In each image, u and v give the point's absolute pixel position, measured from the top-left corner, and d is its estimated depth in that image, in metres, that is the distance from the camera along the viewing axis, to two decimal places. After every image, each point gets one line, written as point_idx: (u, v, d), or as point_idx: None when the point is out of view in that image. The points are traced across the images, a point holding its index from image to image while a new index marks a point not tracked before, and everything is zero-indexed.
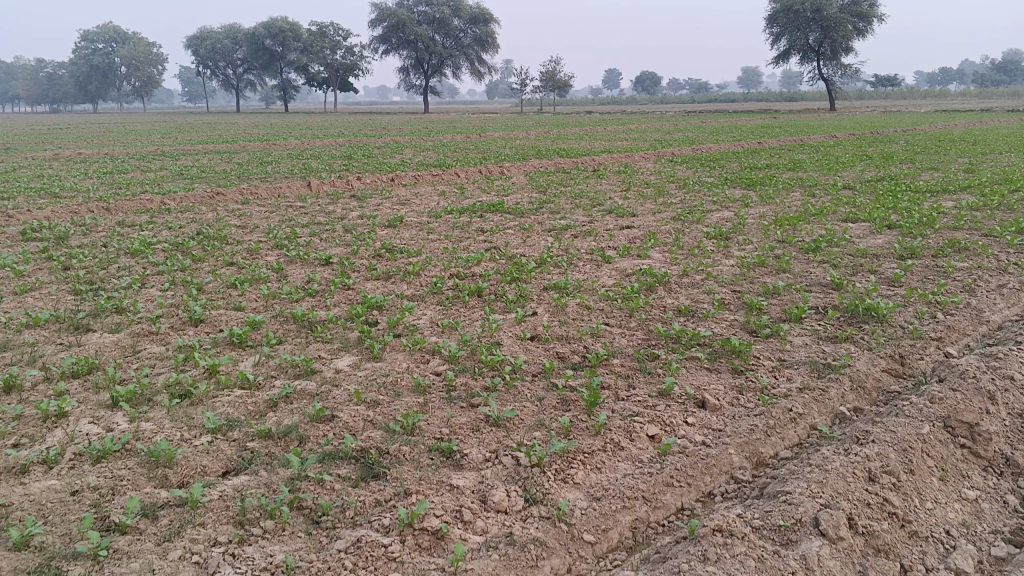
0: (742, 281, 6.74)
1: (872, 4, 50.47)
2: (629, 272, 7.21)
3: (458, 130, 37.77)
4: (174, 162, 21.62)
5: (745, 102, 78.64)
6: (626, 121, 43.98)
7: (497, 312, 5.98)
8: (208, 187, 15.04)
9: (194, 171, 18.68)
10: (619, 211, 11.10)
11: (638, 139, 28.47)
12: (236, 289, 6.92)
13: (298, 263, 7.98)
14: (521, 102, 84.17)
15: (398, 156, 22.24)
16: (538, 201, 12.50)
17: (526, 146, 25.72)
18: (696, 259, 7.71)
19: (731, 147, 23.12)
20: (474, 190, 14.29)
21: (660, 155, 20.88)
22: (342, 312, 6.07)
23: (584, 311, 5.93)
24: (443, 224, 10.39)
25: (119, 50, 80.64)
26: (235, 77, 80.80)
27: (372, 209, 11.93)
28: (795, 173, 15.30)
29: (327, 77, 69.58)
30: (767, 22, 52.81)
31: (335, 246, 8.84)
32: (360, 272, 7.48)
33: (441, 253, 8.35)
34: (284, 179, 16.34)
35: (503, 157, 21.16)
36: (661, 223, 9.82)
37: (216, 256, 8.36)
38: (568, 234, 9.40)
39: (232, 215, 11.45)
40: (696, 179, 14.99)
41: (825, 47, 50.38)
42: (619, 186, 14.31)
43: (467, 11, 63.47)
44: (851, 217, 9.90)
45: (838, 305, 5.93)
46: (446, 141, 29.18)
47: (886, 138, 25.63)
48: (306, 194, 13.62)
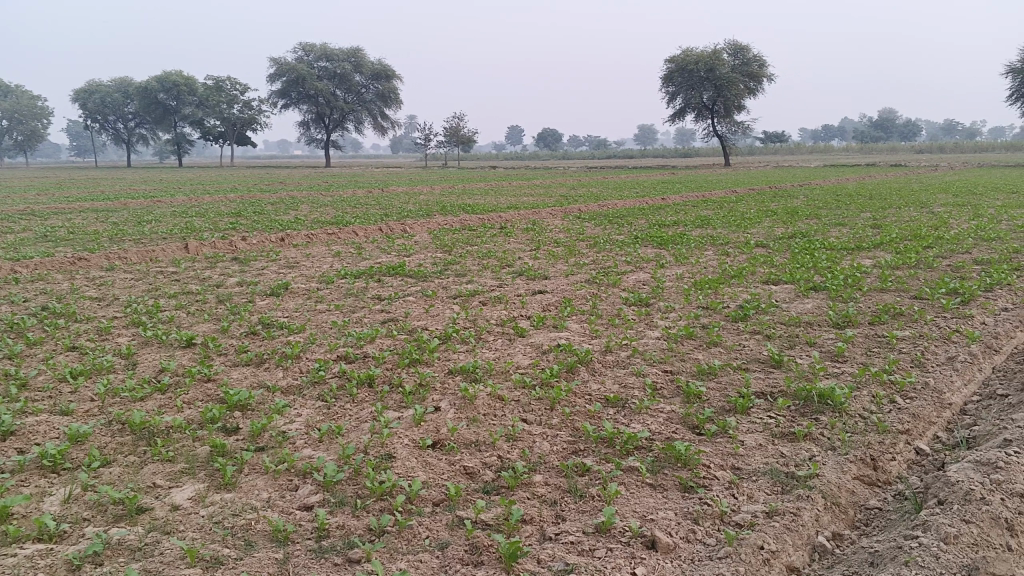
0: (674, 359, 5.93)
1: (761, 64, 52.37)
2: (546, 348, 6.31)
3: (361, 185, 36.75)
4: (42, 222, 19.72)
5: (644, 157, 80.64)
6: (530, 176, 43.92)
7: (390, 408, 4.95)
8: (73, 251, 13.49)
9: (60, 232, 16.96)
10: (529, 273, 10.27)
11: (544, 194, 28.12)
12: (67, 385, 5.66)
13: (155, 346, 6.76)
14: (426, 157, 83.77)
15: (292, 213, 20.95)
16: (441, 263, 11.57)
17: (430, 201, 24.82)
18: (620, 331, 6.88)
19: (638, 203, 22.85)
20: (373, 249, 13.25)
21: (567, 212, 20.31)
22: (197, 417, 4.93)
23: (496, 403, 4.98)
24: (335, 292, 9.31)
25: (0, 103, 76.29)
26: (127, 132, 77.51)
27: (256, 275, 10.74)
28: (706, 230, 14.89)
29: (225, 132, 67.53)
30: (664, 80, 54.17)
31: (204, 323, 7.64)
32: (228, 359, 6.31)
33: (329, 328, 7.27)
34: (162, 240, 14.89)
35: (404, 214, 20.18)
36: (575, 288, 9.02)
37: (55, 338, 7.05)
38: (475, 301, 8.47)
39: (91, 285, 10.05)
40: (607, 237, 14.39)
41: (719, 105, 52.02)
42: (527, 244, 13.56)
43: (368, 67, 62.89)
44: (773, 278, 9.34)
45: (787, 389, 5.16)
46: (346, 196, 28.06)
47: (786, 192, 26.00)
48: (182, 259, 12.27)
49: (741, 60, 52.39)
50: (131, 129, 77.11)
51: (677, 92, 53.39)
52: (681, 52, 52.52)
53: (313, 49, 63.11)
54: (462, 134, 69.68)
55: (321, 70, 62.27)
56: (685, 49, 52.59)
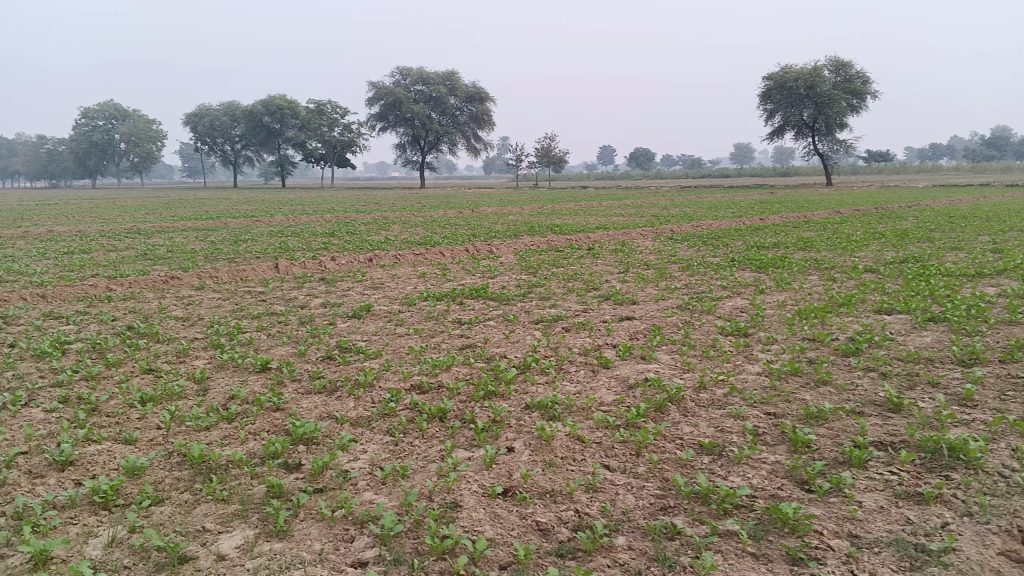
0: (776, 400, 5.35)
1: (865, 80, 50.26)
2: (634, 382, 5.82)
3: (452, 205, 36.92)
4: (145, 240, 20.40)
5: (740, 177, 78.77)
6: (621, 196, 43.29)
7: (460, 448, 4.57)
8: (168, 269, 13.75)
9: (160, 250, 17.43)
10: (617, 298, 9.78)
11: (636, 215, 27.54)
12: (135, 411, 5.50)
13: (229, 370, 6.59)
14: (518, 177, 84.17)
15: (382, 233, 21.05)
16: (527, 285, 11.20)
17: (519, 222, 24.60)
18: (716, 364, 6.32)
19: (734, 224, 22.02)
20: (458, 270, 13.02)
21: (659, 232, 19.70)
22: (258, 451, 4.66)
23: (575, 445, 4.53)
24: (415, 314, 9.05)
25: (120, 128, 80.53)
26: (233, 154, 80.64)
27: (339, 296, 10.60)
28: (808, 253, 14.06)
29: (325, 154, 69.43)
30: (762, 99, 52.74)
31: (281, 346, 7.47)
32: (299, 385, 6.08)
33: (405, 354, 6.97)
34: (253, 260, 15.06)
35: (493, 234, 20.00)
36: (667, 314, 8.48)
37: (133, 360, 6.98)
38: (559, 327, 8.04)
39: (178, 304, 10.11)
40: (701, 259, 13.76)
41: (819, 123, 50.24)
42: (617, 266, 13.09)
43: (463, 90, 63.59)
44: (885, 307, 8.58)
45: (909, 439, 4.53)
46: (436, 216, 28.15)
47: (894, 212, 24.62)
48: (270, 279, 12.31)
49: (844, 76, 50.46)
50: (237, 151, 80.21)
51: (775, 110, 51.84)
52: (780, 70, 51.01)
53: (410, 73, 64.28)
54: (554, 154, 69.60)
55: (418, 93, 63.27)
56: (784, 66, 51.05)
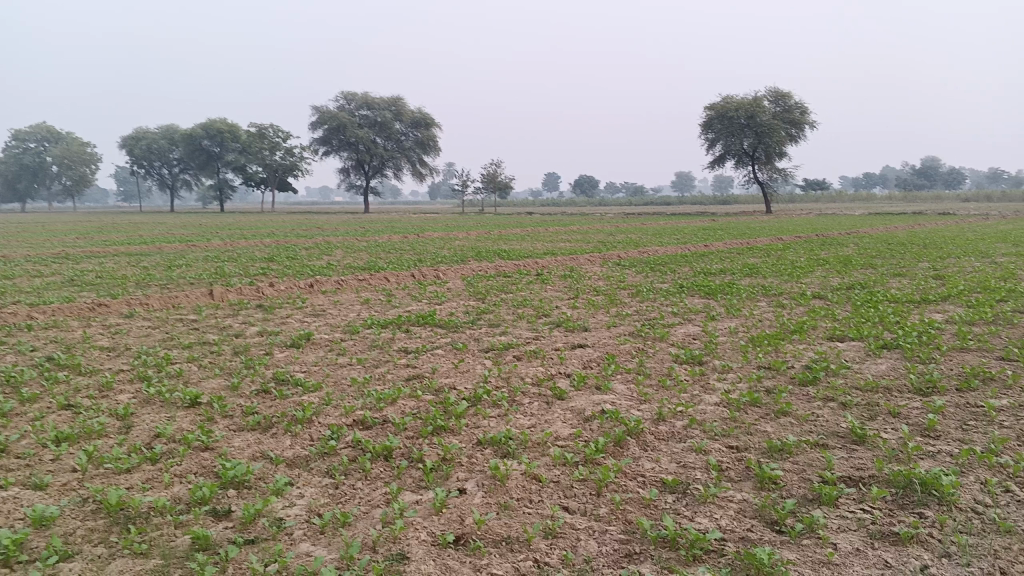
0: (738, 433, 5.14)
1: (802, 111, 51.56)
2: (590, 415, 5.55)
3: (397, 230, 36.49)
4: (74, 266, 19.51)
5: (682, 205, 79.98)
6: (566, 222, 43.40)
7: (407, 490, 4.23)
8: (96, 296, 13.05)
9: (88, 276, 16.63)
10: (568, 325, 9.54)
11: (582, 241, 27.51)
12: (48, 452, 5.01)
13: (156, 406, 6.12)
14: (462, 204, 84.03)
15: (325, 259, 20.53)
16: (474, 312, 10.89)
17: (465, 247, 24.29)
18: (673, 394, 6.10)
19: (680, 250, 22.09)
20: (404, 297, 12.65)
21: (606, 258, 19.61)
22: (184, 496, 4.24)
23: (531, 484, 4.23)
24: (359, 343, 8.67)
25: (52, 150, 78.01)
26: (171, 177, 78.78)
27: (278, 323, 10.14)
28: (756, 280, 14.07)
29: (267, 178, 68.29)
30: (704, 128, 53.67)
31: (214, 378, 7.01)
32: (233, 421, 5.65)
33: (347, 386, 6.59)
34: (188, 286, 14.45)
35: (439, 259, 19.66)
36: (620, 342, 8.27)
37: (50, 395, 6.44)
38: (509, 356, 7.75)
39: (105, 333, 9.53)
40: (650, 286, 13.65)
41: (759, 152, 51.29)
42: (566, 293, 12.88)
43: (408, 115, 63.37)
44: (837, 334, 8.51)
45: (878, 474, 4.35)
46: (381, 242, 27.69)
47: (834, 240, 25.03)
48: (205, 306, 11.75)
49: (782, 107, 51.69)
50: (176, 175, 78.40)
51: (716, 138, 52.79)
52: (721, 99, 52.03)
53: (354, 98, 63.83)
54: (499, 180, 69.65)
55: (362, 118, 62.78)
56: (724, 96, 52.12)
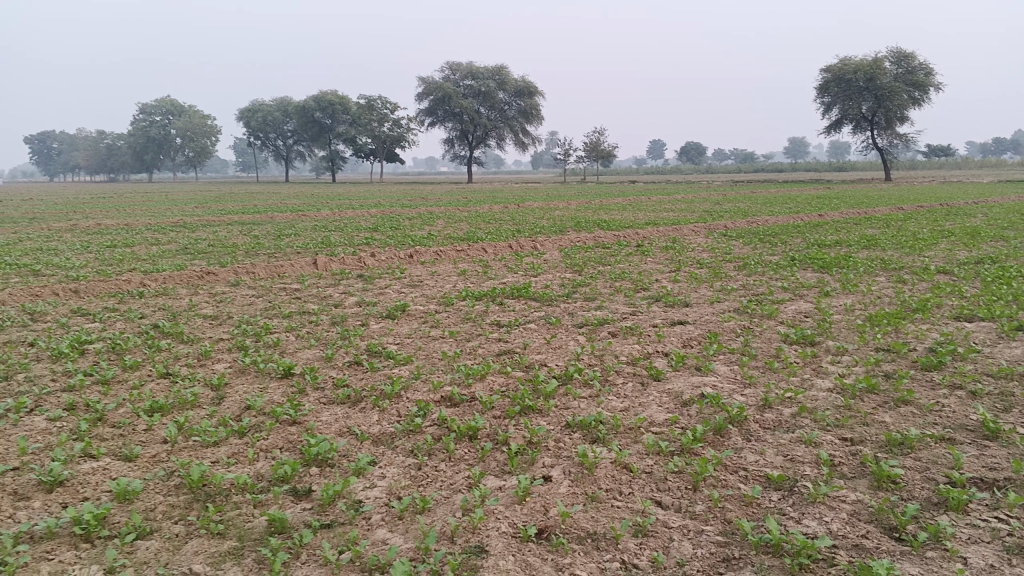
0: (852, 425, 4.71)
1: (928, 72, 48.38)
2: (688, 399, 5.22)
3: (500, 199, 36.45)
4: (190, 234, 20.28)
5: (794, 173, 76.96)
6: (671, 191, 42.28)
7: (490, 475, 4.03)
8: (206, 265, 13.44)
9: (201, 244, 17.24)
10: (668, 300, 9.15)
11: (687, 210, 26.74)
12: (142, 422, 5.07)
13: (249, 377, 6.15)
14: (566, 173, 83.52)
15: (426, 229, 20.64)
16: (571, 284, 10.61)
17: (567, 217, 23.97)
18: (780, 380, 5.68)
19: (792, 220, 21.10)
20: (501, 268, 12.49)
21: (711, 229, 18.91)
22: (266, 472, 4.19)
23: (622, 474, 3.96)
24: (452, 315, 8.54)
25: (175, 123, 81.61)
26: (284, 148, 81.27)
27: (375, 294, 10.15)
28: (874, 252, 13.22)
29: (373, 148, 69.51)
30: (818, 92, 51.18)
31: (307, 349, 7.01)
32: (321, 394, 5.60)
33: (437, 360, 6.46)
34: (293, 255, 14.73)
35: (538, 230, 19.43)
36: (723, 319, 7.83)
37: (152, 363, 6.58)
38: (605, 332, 7.45)
39: (210, 301, 9.76)
40: (758, 258, 13.02)
41: (878, 116, 48.54)
42: (668, 265, 12.43)
43: (512, 84, 63.08)
44: (966, 314, 7.80)
45: (1015, 476, 3.85)
46: (483, 211, 27.64)
47: (962, 210, 23.36)
48: (306, 275, 11.91)
49: (905, 68, 48.66)
50: (288, 146, 80.83)
51: (833, 102, 50.24)
52: (838, 61, 49.39)
53: (458, 67, 63.98)
54: (602, 148, 68.62)
55: (466, 88, 62.95)
56: (841, 58, 49.48)
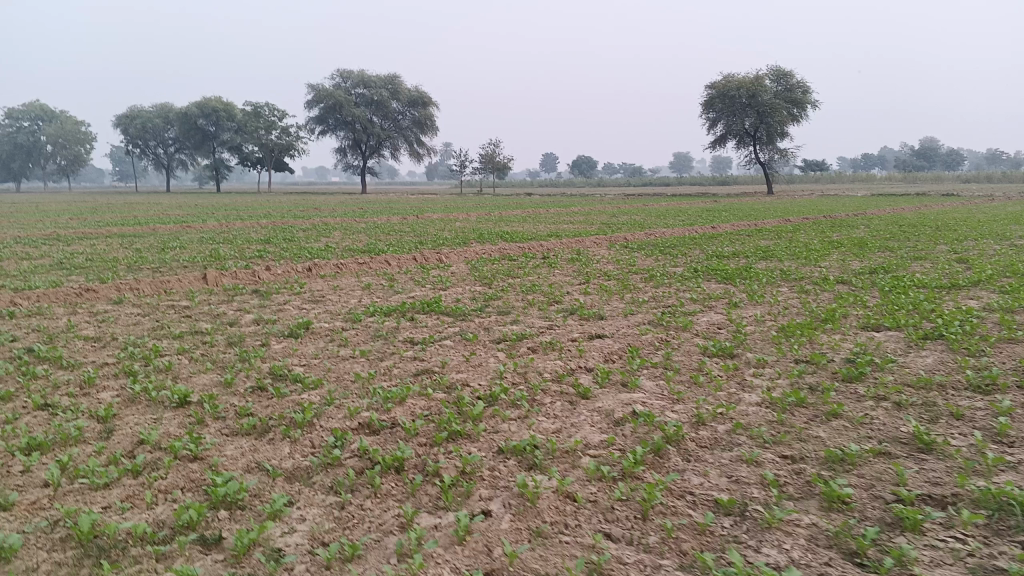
0: (790, 441, 4.60)
1: (805, 90, 50.74)
2: (621, 417, 5.02)
3: (397, 211, 35.85)
4: (64, 248, 18.89)
5: (683, 186, 79.36)
6: (567, 203, 42.68)
7: (424, 512, 3.69)
8: (85, 281, 12.45)
9: (77, 259, 16.04)
10: (582, 313, 8.98)
11: (586, 222, 26.97)
12: (17, 463, 4.46)
13: (140, 406, 5.57)
14: (461, 185, 83.37)
15: (322, 241, 19.93)
16: (481, 298, 10.31)
17: (467, 229, 23.69)
18: (709, 395, 5.56)
19: (688, 231, 21.53)
20: (406, 281, 12.08)
21: (613, 240, 19.04)
22: (168, 519, 3.71)
23: (566, 505, 3.69)
24: (361, 332, 8.09)
25: (46, 129, 76.87)
26: (167, 157, 77.78)
27: (275, 311, 9.57)
28: (773, 263, 13.50)
29: (262, 158, 67.41)
30: (705, 107, 52.90)
31: (205, 373, 6.45)
32: (225, 424, 5.10)
33: (351, 383, 6.04)
34: (181, 270, 13.85)
35: (440, 242, 19.07)
36: (642, 332, 7.71)
37: (26, 393, 5.88)
38: (524, 348, 7.19)
39: (91, 321, 8.96)
40: (663, 269, 13.08)
41: (761, 132, 50.59)
42: (576, 277, 12.33)
43: (406, 94, 62.49)
44: (873, 323, 7.95)
45: (961, 491, 3.79)
46: (380, 223, 27.03)
47: (845, 221, 24.42)
48: (198, 291, 11.16)
49: (784, 86, 50.87)
50: (171, 155, 77.41)
51: (718, 118, 52.02)
52: (723, 79, 51.21)
53: (351, 76, 62.94)
54: (498, 160, 68.84)
55: (359, 97, 61.91)
56: (726, 75, 51.34)
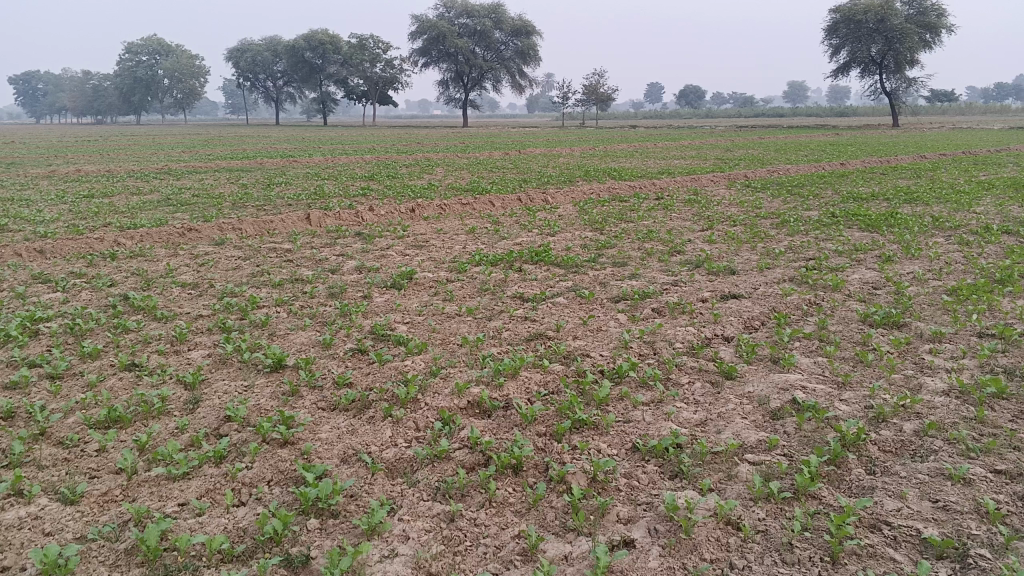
0: (1003, 449, 3.66)
1: (939, 14, 46.52)
2: (779, 412, 4.18)
3: (499, 145, 35.09)
4: (175, 183, 19.04)
5: (798, 118, 75.37)
6: (674, 138, 40.86)
7: (550, 536, 3.01)
8: (189, 219, 12.25)
9: (185, 195, 16.02)
10: (710, 265, 8.05)
11: (698, 158, 25.57)
12: (94, 440, 4.00)
13: (231, 371, 5.07)
14: (564, 117, 81.62)
15: (426, 178, 19.43)
16: (595, 245, 9.49)
17: (573, 165, 22.72)
18: (882, 383, 4.63)
19: (813, 169, 19.96)
20: (513, 225, 11.37)
21: (731, 179, 17.76)
22: (250, 526, 3.16)
23: (729, 538, 2.94)
24: (467, 285, 7.43)
25: (163, 63, 78.99)
26: (275, 90, 78.91)
27: (377, 257, 9.02)
28: (920, 208, 12.08)
29: (367, 91, 67.44)
30: (828, 33, 49.35)
31: (301, 330, 5.91)
32: (320, 397, 4.54)
33: (457, 349, 5.38)
34: (285, 208, 13.58)
35: (546, 179, 18.25)
36: (784, 294, 6.75)
37: (115, 350, 5.49)
38: (650, 309, 6.37)
39: (191, 265, 8.61)
40: (793, 213, 11.90)
41: (888, 59, 46.88)
42: (696, 222, 11.34)
43: (509, 24, 60.87)
44: None
45: None
46: (483, 159, 26.35)
47: (990, 159, 22.17)
48: (299, 233, 10.75)
49: (917, 9, 46.81)
50: (279, 88, 78.52)
51: (841, 45, 48.48)
52: (848, 1, 47.51)
53: (454, 6, 61.79)
54: (602, 92, 66.73)
55: (462, 27, 60.76)
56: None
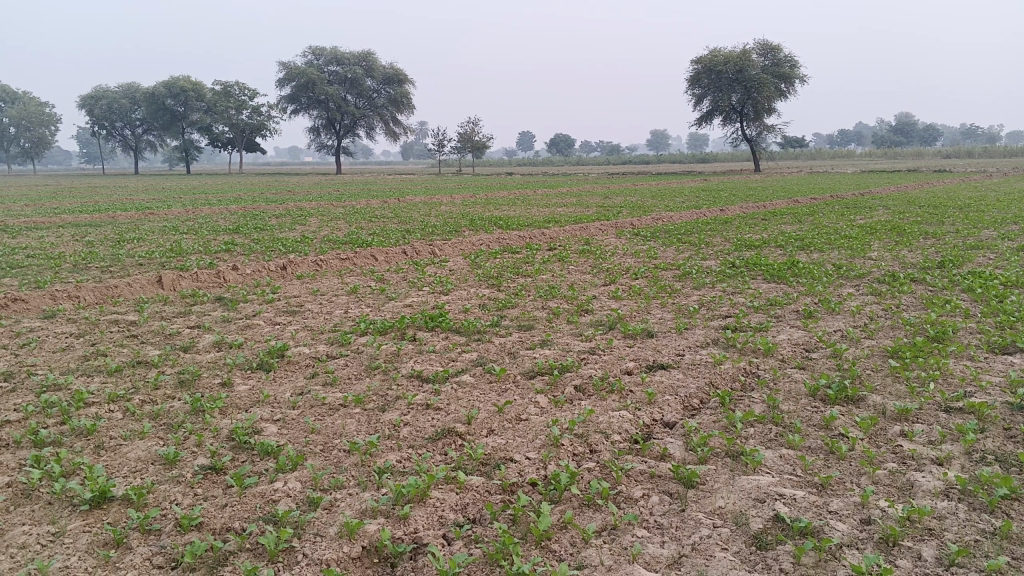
0: None
1: (792, 65, 49.03)
2: (767, 539, 3.29)
3: (376, 194, 33.90)
4: (8, 241, 16.88)
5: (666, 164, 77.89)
6: (550, 184, 40.79)
7: None
8: (16, 286, 10.48)
9: (18, 256, 14.05)
10: (626, 328, 7.22)
11: (580, 205, 25.27)
12: None
13: (36, 508, 3.74)
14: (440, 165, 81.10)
15: (298, 230, 18.04)
16: (493, 306, 8.53)
17: (453, 214, 21.82)
18: (869, 485, 3.83)
19: (696, 216, 19.81)
20: (398, 283, 10.29)
21: (620, 227, 17.28)
22: None
23: None
24: (352, 364, 6.27)
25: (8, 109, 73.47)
26: (134, 138, 74.72)
27: (241, 328, 7.72)
28: (816, 255, 11.80)
29: (233, 138, 64.75)
30: (692, 83, 51.10)
31: (138, 440, 4.60)
32: (160, 549, 3.31)
33: (344, 458, 4.23)
34: (135, 269, 11.97)
35: (427, 229, 17.23)
36: (716, 362, 5.95)
37: None
38: (572, 389, 5.41)
39: (7, 348, 7.04)
40: (692, 263, 11.37)
41: (748, 108, 48.83)
42: (595, 275, 10.59)
43: (381, 71, 60.07)
44: (1006, 343, 6.23)
45: None
46: (359, 207, 25.10)
47: (860, 202, 22.83)
48: (148, 301, 9.26)
49: (772, 60, 49.15)
50: (139, 135, 74.45)
51: (705, 94, 50.24)
52: (710, 53, 49.40)
53: (325, 53, 60.49)
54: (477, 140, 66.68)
55: (333, 74, 59.49)
56: (713, 49, 49.51)
